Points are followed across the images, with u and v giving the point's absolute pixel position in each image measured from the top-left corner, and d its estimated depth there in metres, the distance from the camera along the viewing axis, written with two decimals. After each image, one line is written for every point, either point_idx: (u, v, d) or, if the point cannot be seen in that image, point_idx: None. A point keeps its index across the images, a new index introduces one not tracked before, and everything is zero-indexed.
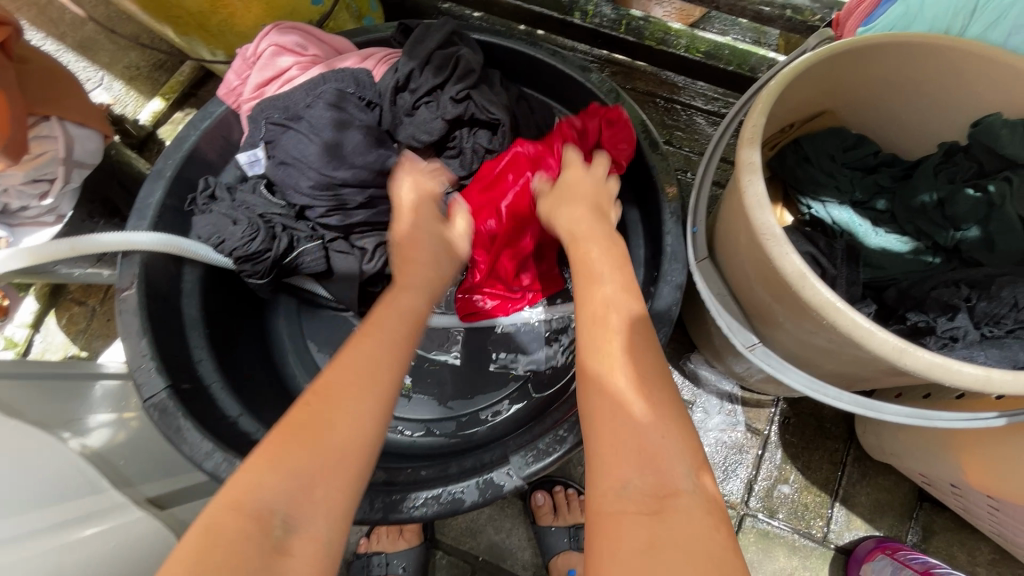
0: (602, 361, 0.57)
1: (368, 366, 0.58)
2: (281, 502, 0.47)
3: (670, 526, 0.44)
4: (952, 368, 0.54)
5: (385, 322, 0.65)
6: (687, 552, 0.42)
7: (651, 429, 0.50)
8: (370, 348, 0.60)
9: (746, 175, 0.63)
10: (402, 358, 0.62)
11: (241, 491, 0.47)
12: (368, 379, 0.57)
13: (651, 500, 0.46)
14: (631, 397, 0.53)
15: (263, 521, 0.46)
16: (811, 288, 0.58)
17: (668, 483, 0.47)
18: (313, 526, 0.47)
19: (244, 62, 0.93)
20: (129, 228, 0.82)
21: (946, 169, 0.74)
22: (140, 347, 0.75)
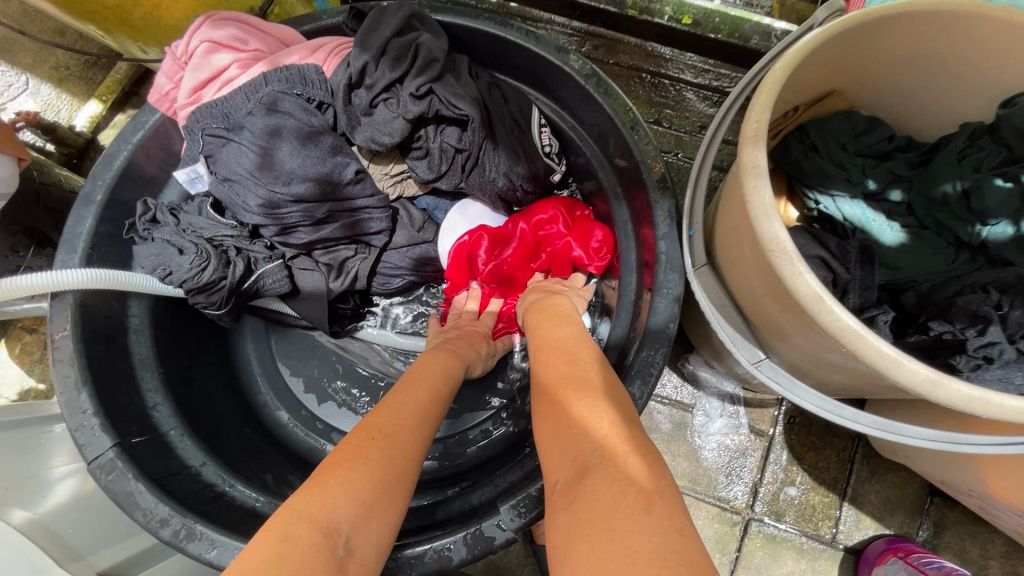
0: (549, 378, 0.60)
1: (424, 415, 0.58)
2: (347, 520, 0.43)
3: (585, 491, 0.43)
4: (992, 401, 0.48)
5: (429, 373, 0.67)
6: (597, 502, 0.40)
7: (576, 413, 0.52)
8: (423, 397, 0.61)
9: (751, 181, 0.55)
10: (444, 414, 0.63)
11: (309, 511, 0.43)
12: (423, 422, 0.57)
13: (577, 478, 0.46)
14: (572, 399, 0.54)
15: (331, 538, 0.42)
16: (829, 312, 0.50)
17: (581, 454, 0.47)
18: (367, 556, 0.44)
19: (174, 61, 0.81)
20: (58, 264, 0.72)
21: (971, 157, 0.66)
22: (80, 403, 0.67)
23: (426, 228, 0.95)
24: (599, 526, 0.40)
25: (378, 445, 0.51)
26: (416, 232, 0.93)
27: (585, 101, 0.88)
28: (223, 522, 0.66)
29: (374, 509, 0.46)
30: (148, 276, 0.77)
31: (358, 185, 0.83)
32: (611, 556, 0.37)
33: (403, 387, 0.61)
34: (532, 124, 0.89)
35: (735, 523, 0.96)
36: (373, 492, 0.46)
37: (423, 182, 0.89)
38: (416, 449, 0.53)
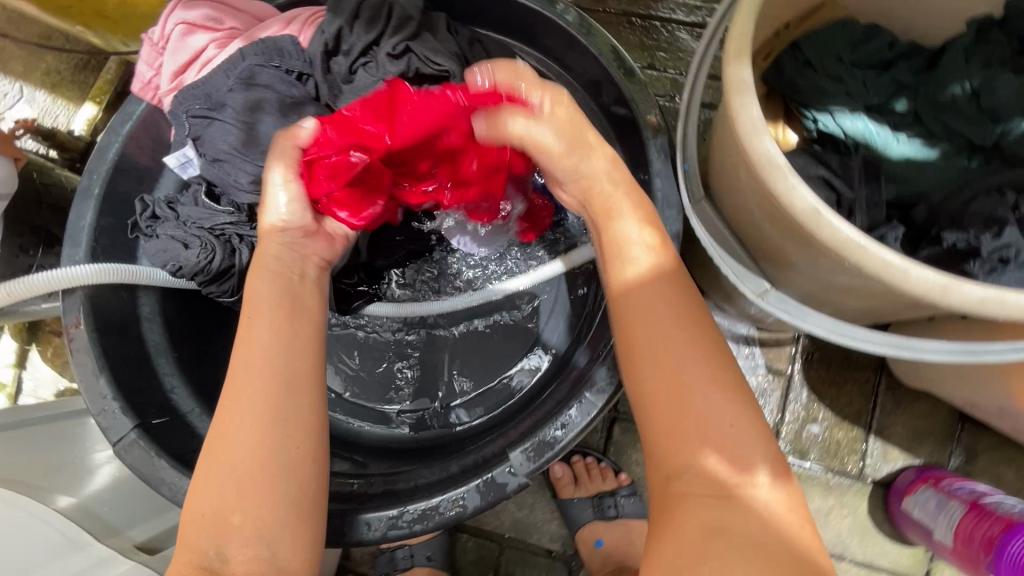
0: (653, 333, 0.52)
1: (258, 370, 0.56)
2: (208, 537, 0.50)
3: (738, 509, 0.46)
4: (1006, 300, 0.45)
5: (260, 311, 0.60)
6: (757, 536, 0.44)
7: (712, 411, 0.49)
8: (253, 350, 0.58)
9: (736, 97, 0.52)
10: (295, 345, 0.59)
11: (188, 534, 0.51)
12: (269, 383, 0.56)
13: (710, 481, 0.47)
14: (659, 368, 0.51)
15: (201, 556, 0.49)
16: (827, 225, 0.48)
17: (732, 465, 0.47)
18: (248, 546, 0.50)
19: (152, 48, 0.81)
20: (65, 259, 0.74)
21: (980, 52, 0.62)
22: (100, 389, 0.69)
23: None
24: (743, 547, 0.44)
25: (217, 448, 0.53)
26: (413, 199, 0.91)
27: (568, 45, 0.85)
28: None
29: (231, 510, 0.51)
30: (153, 269, 0.79)
31: None
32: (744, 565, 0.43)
33: (241, 341, 0.59)
34: None
35: None
36: (213, 504, 0.51)
37: None
38: (263, 423, 0.54)
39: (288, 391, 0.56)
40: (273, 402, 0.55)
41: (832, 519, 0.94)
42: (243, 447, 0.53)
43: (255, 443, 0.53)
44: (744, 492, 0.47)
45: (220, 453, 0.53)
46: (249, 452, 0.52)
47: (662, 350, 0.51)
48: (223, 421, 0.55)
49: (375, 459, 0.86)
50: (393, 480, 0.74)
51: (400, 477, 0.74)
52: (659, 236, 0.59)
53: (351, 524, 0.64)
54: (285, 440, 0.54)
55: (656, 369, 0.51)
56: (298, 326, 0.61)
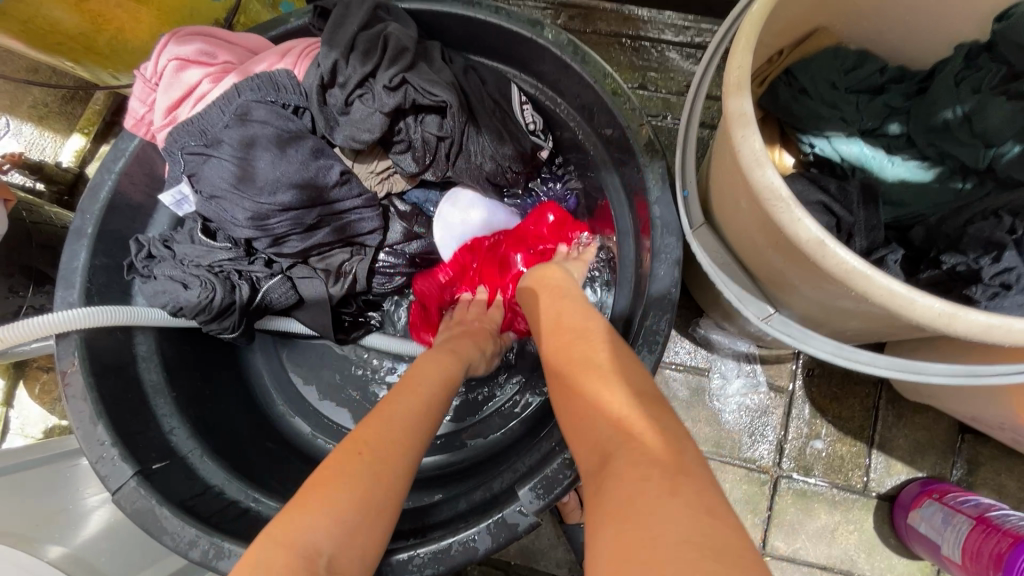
0: (568, 364, 0.56)
1: (421, 427, 0.57)
2: (329, 544, 0.44)
3: (610, 478, 0.43)
4: (1012, 328, 0.46)
5: (428, 385, 0.64)
6: (630, 502, 0.39)
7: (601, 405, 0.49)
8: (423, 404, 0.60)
9: (739, 130, 0.53)
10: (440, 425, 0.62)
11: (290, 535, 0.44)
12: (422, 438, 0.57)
13: (596, 458, 0.46)
14: (569, 372, 0.55)
15: (310, 562, 0.42)
16: (833, 255, 0.49)
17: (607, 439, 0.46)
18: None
19: (145, 84, 0.81)
20: (58, 302, 0.73)
21: (968, 78, 0.63)
22: (98, 435, 0.67)
23: (417, 221, 0.95)
24: (621, 518, 0.39)
25: (357, 466, 0.49)
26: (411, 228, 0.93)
27: (564, 72, 0.85)
28: (250, 537, 0.66)
29: (359, 534, 0.46)
30: (148, 308, 0.77)
31: (344, 186, 0.82)
32: (621, 530, 0.38)
33: (405, 392, 0.61)
34: (513, 103, 0.88)
35: (763, 482, 0.96)
36: (346, 526, 0.46)
37: (409, 176, 0.88)
38: (405, 475, 0.52)
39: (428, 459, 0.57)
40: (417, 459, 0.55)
41: (839, 535, 0.95)
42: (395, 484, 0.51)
43: (400, 488, 0.51)
44: (618, 447, 0.45)
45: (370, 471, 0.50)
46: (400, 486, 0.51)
47: (574, 368, 0.55)
48: (381, 446, 0.52)
49: None
50: (402, 520, 0.72)
51: (405, 513, 0.73)
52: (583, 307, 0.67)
53: None
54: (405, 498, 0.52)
55: (563, 385, 0.55)
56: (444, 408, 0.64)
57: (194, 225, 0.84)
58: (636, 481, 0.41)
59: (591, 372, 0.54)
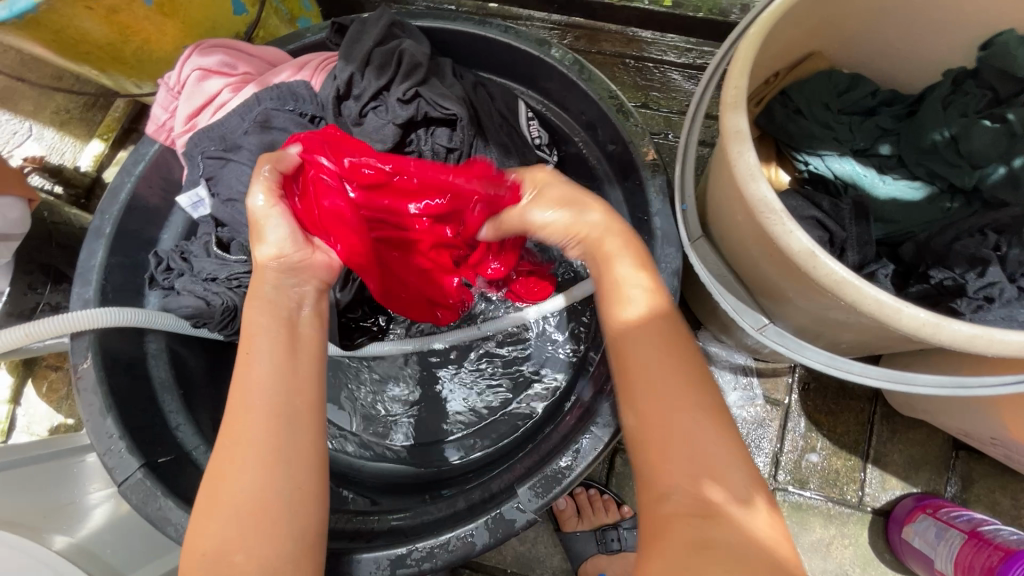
0: (662, 381, 0.54)
1: (256, 417, 0.55)
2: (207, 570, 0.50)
3: (719, 534, 0.47)
4: (994, 336, 0.48)
5: (257, 349, 0.59)
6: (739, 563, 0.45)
7: (711, 446, 0.51)
8: (242, 392, 0.57)
9: (734, 145, 0.55)
10: (297, 395, 0.58)
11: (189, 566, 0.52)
12: (267, 429, 0.55)
13: (700, 505, 0.49)
14: (666, 391, 0.53)
15: None
16: (823, 266, 0.51)
17: (708, 487, 0.49)
18: None
19: (168, 92, 0.84)
20: (74, 298, 0.76)
21: (956, 102, 0.66)
22: (107, 428, 0.69)
23: None
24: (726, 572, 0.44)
25: (218, 495, 0.53)
26: None
27: (570, 89, 0.89)
28: None
29: (231, 549, 0.51)
30: (170, 316, 0.81)
31: None
32: None
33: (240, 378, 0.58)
34: (520, 117, 0.92)
35: None
36: (218, 541, 0.51)
37: None
38: (258, 467, 0.53)
39: (285, 427, 0.56)
40: (269, 442, 0.55)
41: (834, 549, 0.95)
42: (244, 485, 0.53)
43: (256, 479, 0.53)
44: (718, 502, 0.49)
45: (219, 491, 0.53)
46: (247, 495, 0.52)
47: (670, 393, 0.53)
48: (226, 460, 0.54)
49: (374, 492, 0.86)
50: (400, 519, 0.73)
51: (404, 514, 0.74)
52: (655, 292, 0.60)
53: (358, 564, 0.63)
54: (283, 473, 0.54)
55: (654, 413, 0.53)
56: (293, 361, 0.59)
57: (208, 234, 0.86)
58: (738, 546, 0.46)
59: (682, 400, 0.53)
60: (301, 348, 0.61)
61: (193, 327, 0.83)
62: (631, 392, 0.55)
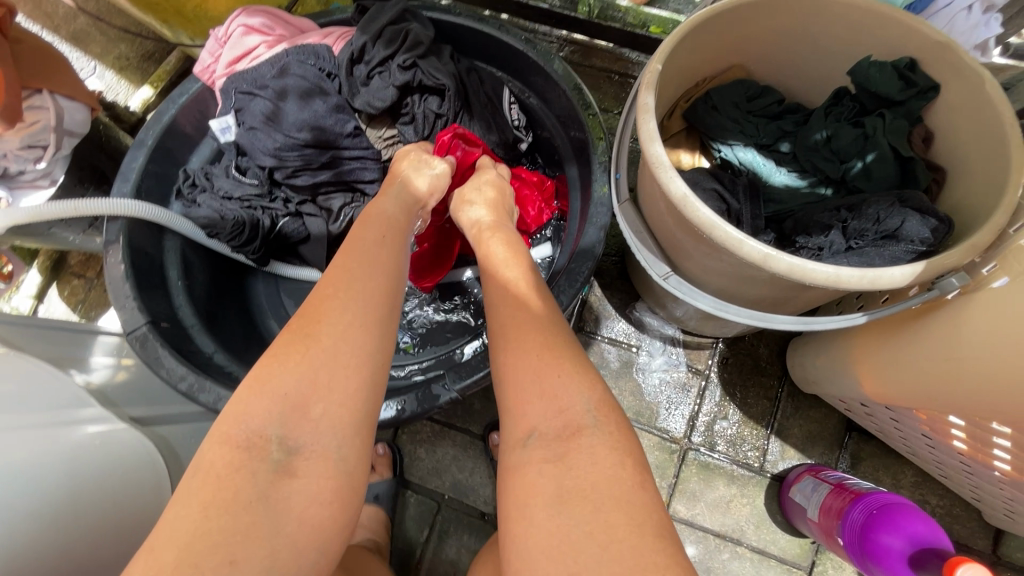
0: (528, 337, 0.63)
1: (360, 291, 0.62)
2: (273, 429, 0.53)
3: (573, 469, 0.53)
4: (807, 268, 0.62)
5: (364, 248, 0.68)
6: (592, 495, 0.51)
7: (568, 399, 0.58)
8: (341, 280, 0.63)
9: (640, 114, 0.71)
10: (393, 292, 0.65)
11: (230, 426, 0.53)
12: (369, 303, 0.61)
13: (555, 447, 0.55)
14: (532, 355, 0.62)
15: (262, 445, 0.52)
16: (692, 207, 0.66)
17: (575, 428, 0.56)
18: (316, 443, 0.53)
19: (216, 42, 1.03)
20: (114, 191, 0.92)
21: (834, 112, 0.82)
22: (124, 290, 0.85)
23: None
24: (582, 511, 0.50)
25: (297, 355, 0.56)
26: None
27: (546, 81, 1.06)
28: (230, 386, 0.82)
29: (309, 405, 0.54)
30: (188, 222, 0.97)
31: (355, 138, 1.01)
32: (578, 517, 0.50)
33: (344, 263, 0.65)
34: (502, 101, 1.10)
35: (673, 450, 1.09)
36: (292, 396, 0.54)
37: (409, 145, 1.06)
38: (354, 343, 0.58)
39: (382, 325, 0.61)
40: (369, 331, 0.60)
41: (733, 506, 1.07)
42: (341, 351, 0.57)
43: (355, 349, 0.58)
44: (578, 443, 0.55)
45: (303, 348, 0.57)
46: (339, 352, 0.57)
47: (520, 358, 0.62)
48: (314, 322, 0.59)
49: None
50: None
51: None
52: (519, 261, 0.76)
53: None
54: (369, 361, 0.58)
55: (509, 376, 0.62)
56: (384, 268, 0.66)
57: (229, 160, 1.03)
58: (597, 486, 0.52)
59: (542, 358, 0.61)
60: (394, 269, 0.68)
61: (206, 237, 1.00)
62: (500, 339, 0.66)
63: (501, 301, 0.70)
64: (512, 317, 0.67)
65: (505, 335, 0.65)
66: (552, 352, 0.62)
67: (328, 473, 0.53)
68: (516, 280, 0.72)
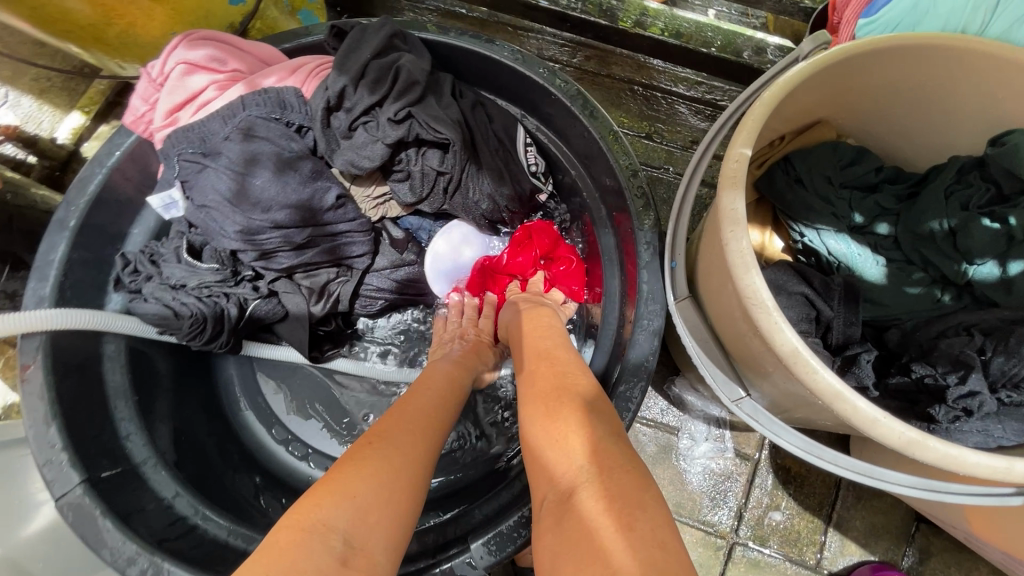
0: (553, 391, 0.57)
1: (422, 408, 0.61)
2: (342, 519, 0.44)
3: (575, 516, 0.43)
4: (966, 461, 0.46)
5: (432, 382, 0.68)
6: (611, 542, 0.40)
7: (578, 445, 0.49)
8: (411, 401, 0.62)
9: (728, 228, 0.53)
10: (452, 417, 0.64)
11: (300, 514, 0.44)
12: (434, 421, 0.60)
13: (559, 500, 0.46)
14: (548, 405, 0.55)
15: (323, 534, 0.43)
16: (809, 371, 0.48)
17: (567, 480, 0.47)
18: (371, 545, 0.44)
19: (150, 83, 0.80)
20: (28, 294, 0.71)
21: (959, 193, 0.65)
22: (49, 438, 0.66)
23: (408, 248, 0.92)
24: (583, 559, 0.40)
25: (372, 451, 0.51)
26: (399, 255, 0.90)
27: (572, 122, 0.85)
28: (193, 559, 0.65)
29: (371, 505, 0.46)
30: (132, 319, 0.76)
31: (339, 210, 0.82)
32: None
33: (415, 390, 0.65)
34: (518, 143, 0.88)
35: (719, 547, 0.95)
36: (375, 494, 0.46)
37: (405, 205, 0.87)
38: (416, 450, 0.54)
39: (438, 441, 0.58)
40: (428, 437, 0.57)
41: None
42: (406, 448, 0.53)
43: (419, 451, 0.54)
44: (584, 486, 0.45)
45: (377, 445, 0.52)
46: (412, 458, 0.52)
47: (540, 409, 0.55)
48: (390, 425, 0.56)
49: None
50: None
51: None
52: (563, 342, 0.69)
53: None
54: (426, 477, 0.53)
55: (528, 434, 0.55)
56: (447, 398, 0.66)
57: (178, 238, 0.81)
58: (595, 524, 0.42)
59: (560, 413, 0.54)
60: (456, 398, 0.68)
61: (159, 334, 0.80)
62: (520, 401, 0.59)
63: (531, 368, 0.64)
64: (551, 387, 0.58)
65: (529, 397, 0.59)
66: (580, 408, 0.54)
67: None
68: (567, 355, 0.65)
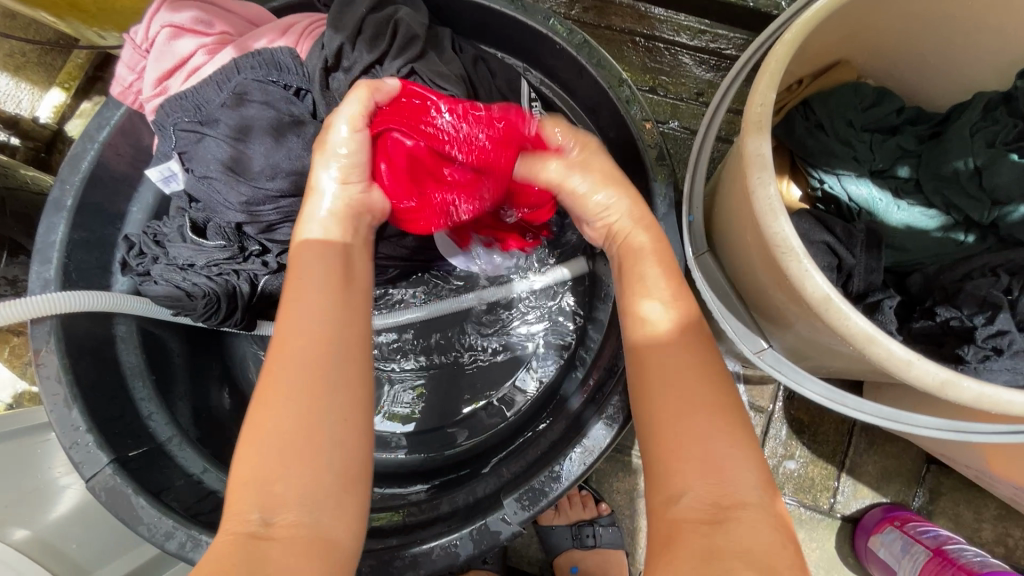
0: (694, 375, 0.51)
1: (305, 324, 0.52)
2: (251, 505, 0.45)
3: (731, 535, 0.43)
4: (1001, 402, 0.46)
5: (306, 273, 0.56)
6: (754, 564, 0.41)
7: (723, 447, 0.48)
8: (290, 319, 0.53)
9: (755, 172, 0.51)
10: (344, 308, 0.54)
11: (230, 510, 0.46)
12: (318, 335, 0.51)
13: (711, 509, 0.45)
14: (699, 399, 0.50)
15: (241, 523, 0.44)
16: (839, 317, 0.47)
17: (729, 492, 0.46)
18: (292, 513, 0.45)
19: (136, 50, 0.75)
20: (33, 278, 0.69)
21: (984, 130, 0.64)
22: (73, 420, 0.65)
23: None
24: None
25: (264, 418, 0.48)
26: None
27: (577, 73, 0.81)
28: None
29: (273, 479, 0.46)
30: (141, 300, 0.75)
31: None
32: None
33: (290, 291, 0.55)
34: (523, 97, 0.84)
35: None
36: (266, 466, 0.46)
37: None
38: (306, 391, 0.49)
39: (330, 358, 0.51)
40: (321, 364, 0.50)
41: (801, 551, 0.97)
42: (290, 398, 0.48)
43: (301, 390, 0.49)
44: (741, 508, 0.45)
45: (264, 407, 0.49)
46: (293, 404, 0.48)
47: (680, 396, 0.50)
48: (270, 373, 0.50)
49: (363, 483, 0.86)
50: (405, 515, 0.77)
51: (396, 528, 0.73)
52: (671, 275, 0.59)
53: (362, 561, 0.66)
54: (331, 407, 0.49)
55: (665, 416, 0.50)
56: (339, 292, 0.55)
57: (182, 215, 0.79)
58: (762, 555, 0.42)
59: (705, 409, 0.50)
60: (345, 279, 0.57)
61: (172, 315, 0.79)
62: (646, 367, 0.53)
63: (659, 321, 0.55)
64: (682, 367, 0.52)
65: (664, 371, 0.52)
66: (722, 406, 0.50)
67: (305, 541, 0.44)
68: (674, 300, 0.56)
